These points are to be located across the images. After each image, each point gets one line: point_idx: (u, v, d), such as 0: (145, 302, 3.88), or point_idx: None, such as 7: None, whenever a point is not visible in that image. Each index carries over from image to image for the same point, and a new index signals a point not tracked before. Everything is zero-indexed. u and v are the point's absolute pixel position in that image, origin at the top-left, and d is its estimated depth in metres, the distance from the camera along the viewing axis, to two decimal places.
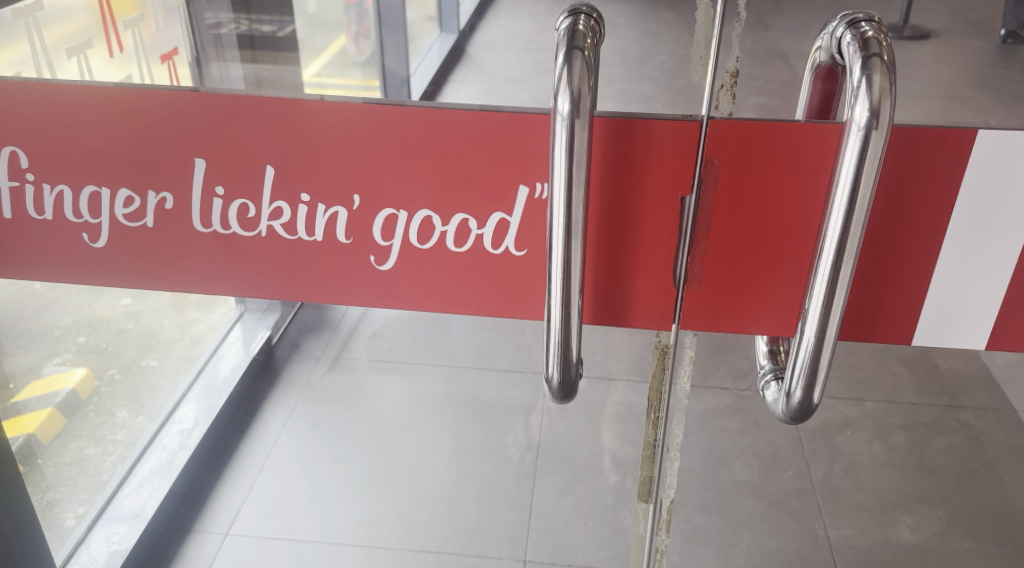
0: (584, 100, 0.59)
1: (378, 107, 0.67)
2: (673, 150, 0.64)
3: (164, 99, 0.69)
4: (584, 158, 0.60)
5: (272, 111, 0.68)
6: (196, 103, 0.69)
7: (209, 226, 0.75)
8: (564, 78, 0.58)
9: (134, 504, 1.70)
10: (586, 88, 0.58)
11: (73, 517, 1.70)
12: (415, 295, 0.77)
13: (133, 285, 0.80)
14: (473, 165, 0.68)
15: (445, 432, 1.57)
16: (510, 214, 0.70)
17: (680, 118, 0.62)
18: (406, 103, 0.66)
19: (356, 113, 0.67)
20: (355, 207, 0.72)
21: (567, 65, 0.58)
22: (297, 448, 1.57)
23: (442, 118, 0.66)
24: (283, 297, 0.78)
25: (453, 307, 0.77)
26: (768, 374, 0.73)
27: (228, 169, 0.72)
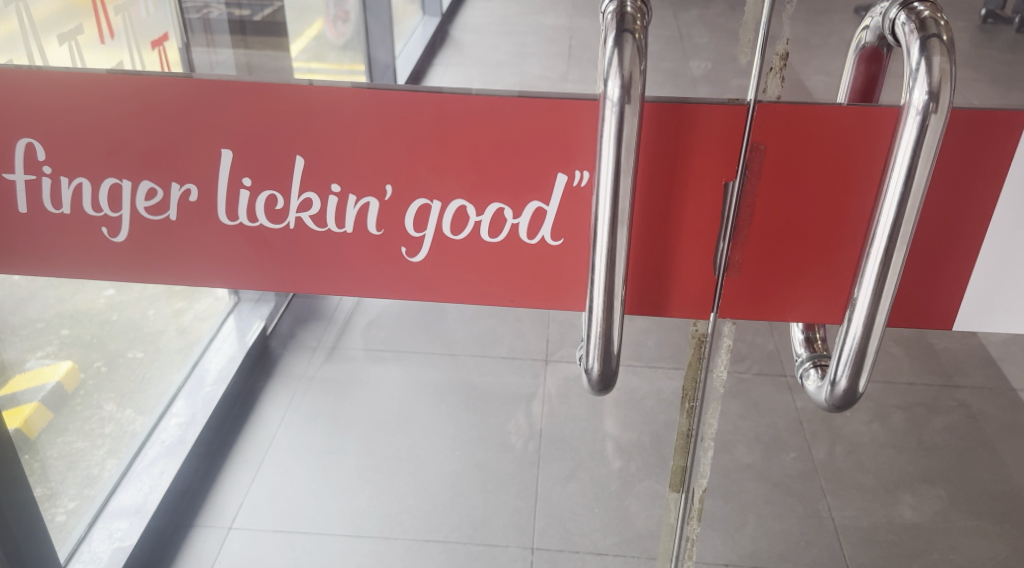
0: (635, 87, 0.57)
1: (415, 94, 0.65)
2: (717, 135, 0.63)
3: (191, 87, 0.66)
4: (632, 145, 0.59)
5: (302, 101, 0.66)
6: (219, 91, 0.66)
7: (235, 218, 0.73)
8: (615, 63, 0.57)
9: (147, 481, 1.68)
10: (637, 73, 0.57)
11: (65, 512, 1.66)
12: (448, 287, 0.75)
13: (156, 280, 0.77)
14: (511, 154, 0.67)
15: (445, 421, 1.62)
16: (547, 203, 0.69)
17: (725, 102, 0.62)
18: (443, 89, 0.64)
19: (389, 100, 0.65)
20: (387, 197, 0.70)
21: (618, 48, 0.57)
22: (290, 438, 1.58)
23: (481, 104, 0.65)
24: (313, 291, 0.77)
25: (487, 299, 0.75)
26: (806, 362, 0.73)
27: (256, 160, 0.69)
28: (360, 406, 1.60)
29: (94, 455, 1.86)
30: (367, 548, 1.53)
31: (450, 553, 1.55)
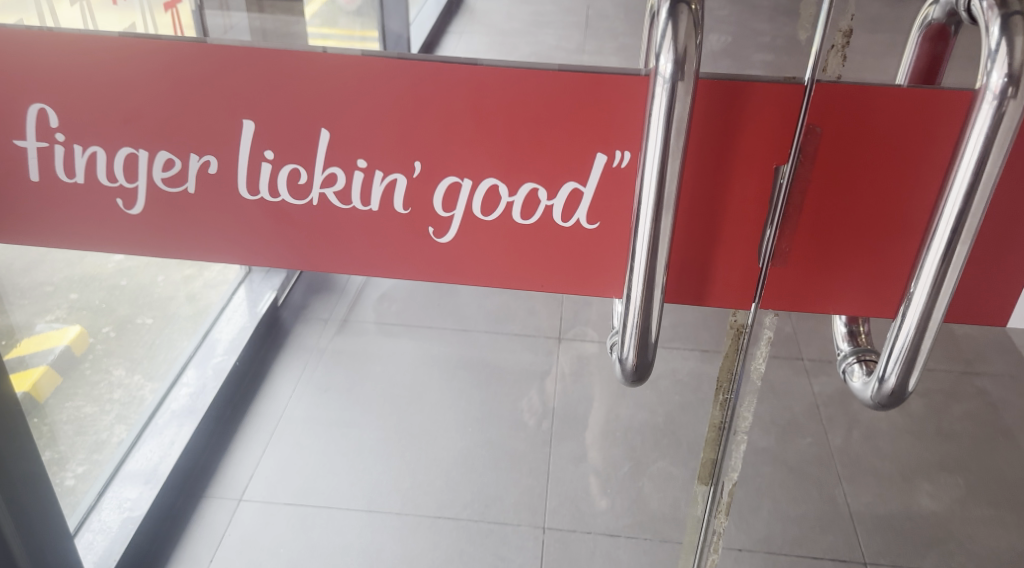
0: (692, 66, 0.54)
1: (452, 65, 0.61)
2: (772, 115, 0.60)
3: (214, 54, 0.63)
4: (684, 125, 0.56)
5: (332, 69, 0.62)
6: (241, 57, 0.62)
7: (256, 194, 0.69)
8: (669, 35, 0.54)
9: (158, 446, 1.63)
10: (692, 47, 0.54)
11: (74, 477, 1.55)
12: (475, 269, 0.72)
13: (175, 257, 0.74)
14: (549, 131, 0.63)
15: (458, 398, 1.77)
16: (584, 184, 0.65)
17: (780, 81, 0.58)
18: (479, 61, 0.61)
19: (421, 72, 0.61)
20: (415, 174, 0.67)
21: (673, 21, 0.54)
22: (306, 411, 1.76)
23: (519, 77, 0.61)
24: (335, 271, 0.73)
25: (516, 284, 0.72)
26: (850, 357, 0.70)
27: (280, 133, 0.66)
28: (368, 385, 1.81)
29: (104, 419, 1.69)
30: (383, 521, 1.54)
31: (460, 530, 1.52)
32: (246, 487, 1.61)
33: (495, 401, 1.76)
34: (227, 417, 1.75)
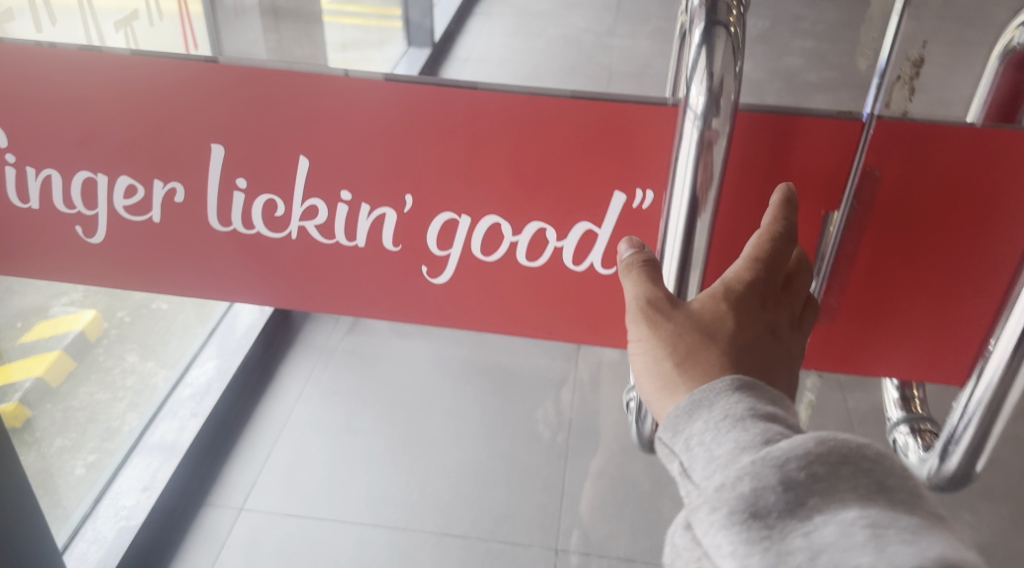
0: (730, 101, 0.47)
1: (446, 90, 0.53)
2: (824, 153, 0.51)
3: (175, 71, 0.55)
4: (717, 166, 0.49)
5: (309, 91, 0.54)
6: (206, 74, 0.55)
7: (228, 225, 0.61)
8: (702, 64, 0.46)
9: (158, 450, 1.56)
10: (729, 78, 0.46)
11: (84, 466, 1.54)
12: (476, 315, 0.64)
13: (150, 290, 0.67)
14: (561, 166, 0.55)
15: (472, 405, 1.69)
16: (600, 225, 0.57)
17: (834, 116, 0.50)
18: (478, 85, 0.52)
19: (412, 94, 0.53)
20: (406, 209, 0.59)
21: (708, 46, 0.46)
22: (315, 413, 1.69)
23: (526, 104, 0.52)
24: (319, 310, 0.66)
25: (521, 330, 0.64)
26: (899, 425, 0.62)
27: (255, 160, 0.58)
28: (375, 390, 1.74)
29: (116, 406, 1.65)
30: (383, 538, 1.46)
31: (469, 550, 1.43)
32: (246, 498, 1.53)
33: (509, 410, 1.68)
34: (232, 420, 1.67)
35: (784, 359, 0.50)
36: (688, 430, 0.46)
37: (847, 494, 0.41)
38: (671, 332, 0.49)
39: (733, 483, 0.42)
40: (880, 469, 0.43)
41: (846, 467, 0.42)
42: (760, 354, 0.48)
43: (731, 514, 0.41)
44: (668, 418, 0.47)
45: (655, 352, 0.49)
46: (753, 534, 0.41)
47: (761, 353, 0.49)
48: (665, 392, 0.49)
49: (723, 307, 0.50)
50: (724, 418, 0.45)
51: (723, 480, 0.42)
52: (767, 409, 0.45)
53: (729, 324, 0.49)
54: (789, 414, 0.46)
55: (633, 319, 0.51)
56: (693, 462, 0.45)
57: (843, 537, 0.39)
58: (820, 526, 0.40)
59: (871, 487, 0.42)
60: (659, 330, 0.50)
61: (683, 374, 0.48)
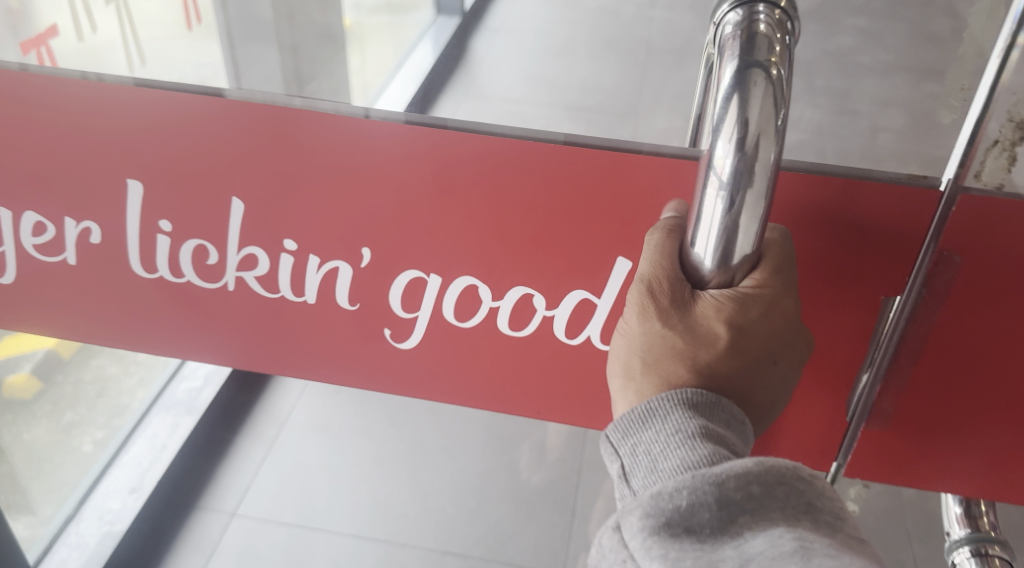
0: (768, 172, 0.42)
1: (419, 130, 0.52)
2: (882, 220, 0.49)
3: (92, 113, 0.58)
4: (752, 227, 0.44)
5: (269, 127, 0.54)
6: (154, 111, 0.56)
7: (152, 272, 0.64)
8: (733, 118, 0.40)
9: (148, 448, 1.43)
10: (767, 133, 0.41)
11: (92, 442, 1.47)
12: (442, 377, 0.64)
13: (104, 344, 0.71)
14: (516, 226, 0.54)
15: (480, 411, 1.52)
16: (598, 296, 0.56)
17: (904, 180, 0.48)
18: (448, 123, 0.52)
19: (389, 135, 0.53)
20: (364, 264, 0.59)
21: (741, 98, 0.40)
22: (317, 411, 1.53)
23: (485, 156, 0.52)
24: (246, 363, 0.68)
25: (484, 401, 0.65)
26: (965, 546, 0.61)
27: (176, 204, 0.60)
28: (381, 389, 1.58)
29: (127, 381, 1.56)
30: (370, 551, 1.30)
31: None
32: (240, 502, 1.37)
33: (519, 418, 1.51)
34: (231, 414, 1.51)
35: (767, 391, 0.48)
36: (636, 436, 0.44)
37: (780, 515, 0.40)
38: (659, 329, 0.47)
39: (670, 496, 0.40)
40: (814, 490, 0.42)
41: (783, 488, 0.41)
42: (742, 381, 0.47)
43: (661, 527, 0.40)
44: (620, 420, 0.45)
45: (634, 342, 0.48)
46: (681, 549, 0.39)
47: (740, 381, 0.47)
48: (626, 381, 0.48)
49: (724, 323, 0.47)
50: (675, 430, 0.43)
51: (660, 491, 0.41)
52: (717, 428, 0.44)
53: (723, 345, 0.47)
54: (743, 439, 0.46)
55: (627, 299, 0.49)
56: (633, 469, 0.43)
57: (772, 552, 0.38)
58: (751, 543, 0.39)
59: (800, 507, 0.41)
60: (646, 320, 0.48)
61: (646, 373, 0.47)
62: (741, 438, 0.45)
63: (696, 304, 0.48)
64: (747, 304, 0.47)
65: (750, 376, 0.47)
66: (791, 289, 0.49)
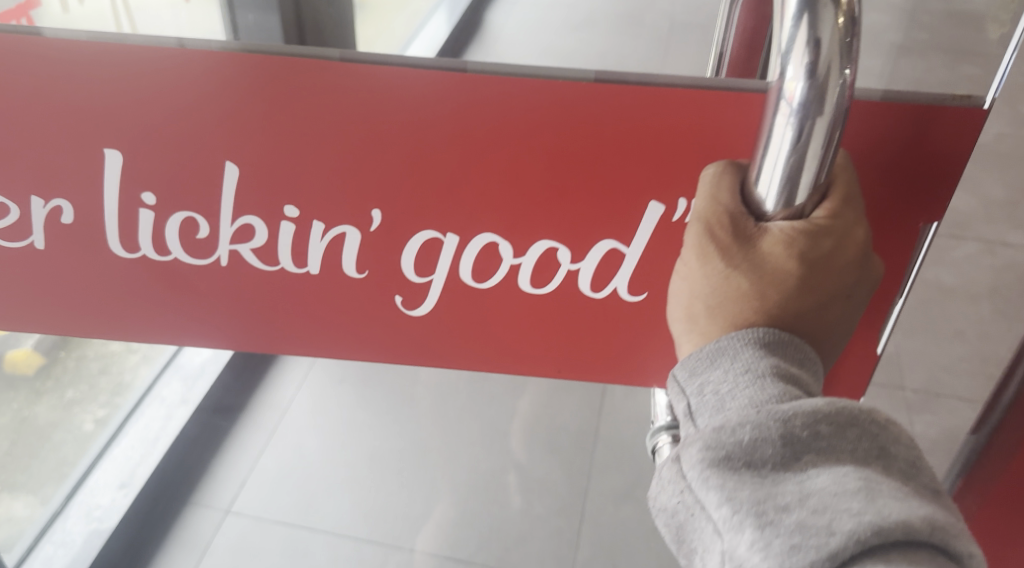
0: (838, 96, 0.45)
1: (441, 77, 0.51)
2: (924, 147, 0.52)
3: (77, 85, 0.54)
4: (816, 159, 0.48)
5: (278, 74, 0.52)
6: (130, 71, 0.53)
7: (134, 251, 0.62)
8: (804, 48, 0.44)
9: (140, 442, 1.36)
10: (835, 64, 0.44)
11: (93, 422, 1.43)
12: (454, 341, 0.66)
13: (79, 335, 0.68)
14: (539, 176, 0.55)
15: (485, 406, 1.44)
16: (627, 245, 0.58)
17: (952, 100, 0.50)
18: (466, 67, 0.50)
19: (403, 83, 0.51)
20: (374, 226, 0.59)
21: (813, 28, 0.43)
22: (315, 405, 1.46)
23: (506, 103, 0.51)
24: (241, 345, 0.68)
25: (494, 366, 0.67)
26: None
27: (165, 177, 0.57)
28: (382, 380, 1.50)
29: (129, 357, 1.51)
30: (366, 556, 1.24)
31: None
32: (235, 497, 1.32)
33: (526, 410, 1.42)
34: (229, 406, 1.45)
35: (835, 323, 0.53)
36: (705, 376, 0.50)
37: (845, 456, 0.45)
38: (722, 271, 0.51)
39: (733, 429, 0.45)
40: (884, 438, 0.46)
41: (850, 432, 0.45)
42: (807, 314, 0.51)
43: (722, 457, 0.45)
44: (692, 359, 0.51)
45: (697, 286, 0.52)
46: (740, 478, 0.44)
47: (810, 316, 0.51)
48: (690, 324, 0.53)
49: (788, 258, 0.50)
50: (744, 371, 0.48)
51: (723, 425, 0.46)
52: (790, 369, 0.49)
53: (791, 279, 0.50)
54: (815, 376, 0.51)
55: (689, 239, 0.52)
56: (701, 407, 0.49)
57: (835, 487, 0.43)
58: (814, 478, 0.43)
59: (873, 451, 0.45)
60: (706, 263, 0.51)
61: (711, 315, 0.52)
62: (814, 375, 0.51)
63: (758, 242, 0.51)
64: (819, 237, 0.50)
65: (815, 303, 0.51)
66: (859, 214, 0.51)
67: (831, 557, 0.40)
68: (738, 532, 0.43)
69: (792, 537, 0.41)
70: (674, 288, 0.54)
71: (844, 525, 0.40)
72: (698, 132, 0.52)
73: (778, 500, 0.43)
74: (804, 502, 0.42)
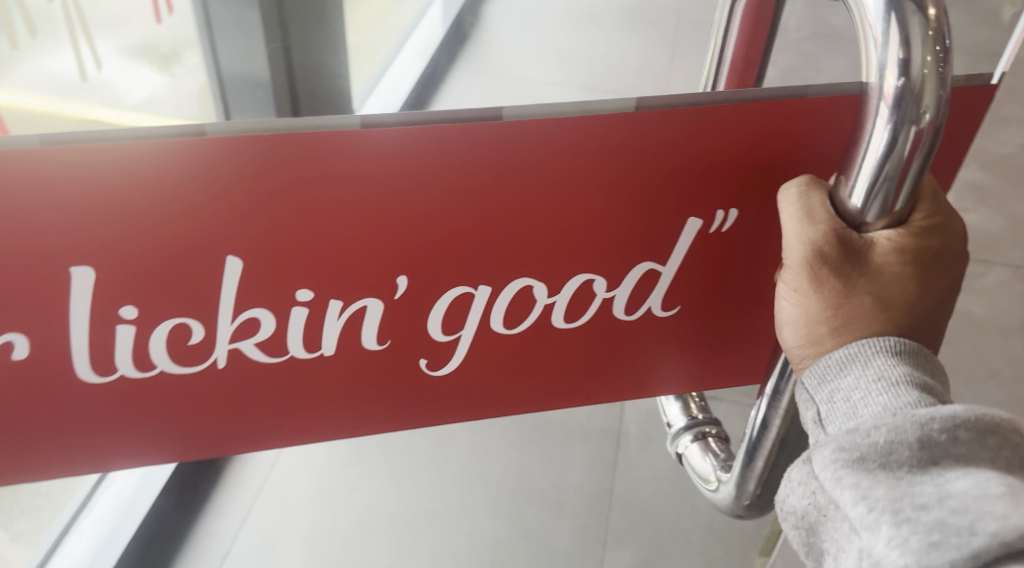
0: (937, 96, 0.41)
1: (471, 128, 0.43)
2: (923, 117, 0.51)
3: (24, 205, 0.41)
4: (907, 176, 0.43)
5: (279, 155, 0.41)
6: (94, 174, 0.41)
7: (109, 374, 0.49)
8: (897, 57, 0.40)
9: (111, 511, 1.12)
10: (931, 73, 0.40)
11: None
12: (484, 394, 0.57)
13: (43, 478, 0.54)
14: (582, 213, 0.48)
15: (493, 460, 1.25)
16: (663, 264, 0.52)
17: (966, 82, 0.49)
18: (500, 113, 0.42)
19: (430, 142, 0.42)
20: (398, 294, 0.49)
21: (905, 36, 0.40)
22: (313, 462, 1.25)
23: (545, 141, 0.44)
24: (235, 446, 0.56)
25: (520, 408, 0.59)
26: None
27: (150, 286, 0.46)
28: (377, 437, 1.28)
29: None
30: None
31: None
32: None
33: (537, 471, 1.23)
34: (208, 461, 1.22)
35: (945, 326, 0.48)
36: (834, 383, 0.44)
37: (988, 463, 0.38)
38: (839, 291, 0.45)
39: (866, 430, 0.40)
40: None
41: (994, 440, 0.39)
42: (925, 329, 0.46)
43: (854, 458, 0.40)
44: (815, 368, 0.45)
45: (809, 310, 0.45)
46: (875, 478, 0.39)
47: (927, 323, 0.46)
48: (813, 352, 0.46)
49: (900, 265, 0.45)
50: (876, 377, 0.42)
51: (857, 426, 0.40)
52: (925, 379, 0.43)
53: (908, 287, 0.45)
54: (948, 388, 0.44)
55: (795, 266, 0.46)
56: (832, 415, 0.43)
57: (977, 491, 0.36)
58: (955, 481, 0.37)
59: (1013, 460, 0.39)
60: (818, 285, 0.45)
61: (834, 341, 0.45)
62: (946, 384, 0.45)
63: (869, 253, 0.45)
64: (924, 236, 0.46)
65: (932, 303, 0.46)
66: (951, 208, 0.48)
67: (973, 558, 0.34)
68: (874, 532, 0.38)
69: (930, 534, 0.36)
70: (779, 311, 0.48)
71: (988, 526, 0.35)
72: (736, 143, 0.47)
73: (916, 498, 0.37)
74: (943, 502, 0.37)
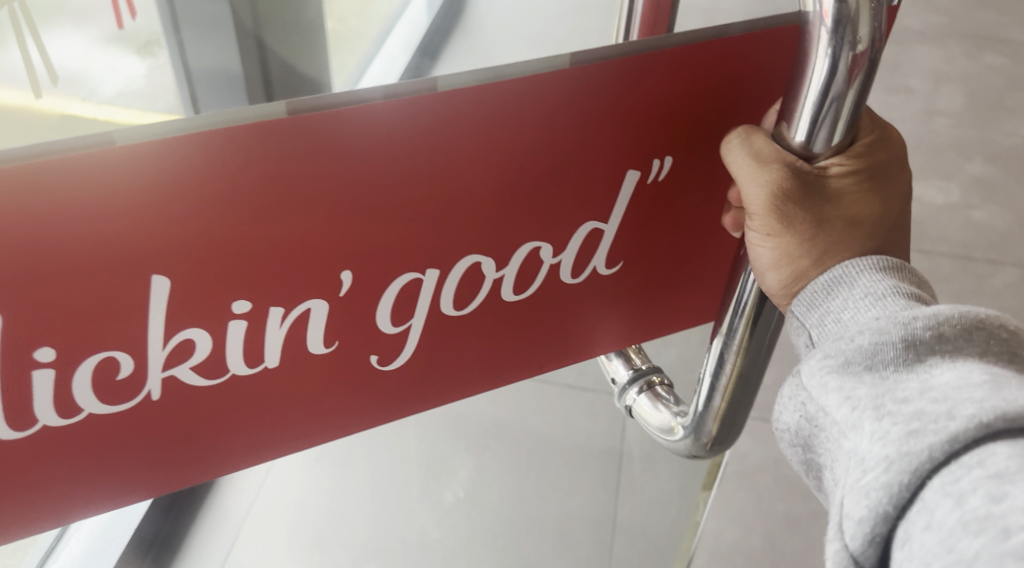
0: (874, 26, 0.39)
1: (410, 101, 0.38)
2: None
3: None
4: (843, 108, 0.42)
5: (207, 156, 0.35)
6: None
7: (28, 428, 0.41)
8: None
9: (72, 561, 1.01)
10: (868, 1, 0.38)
11: None
12: (438, 382, 0.53)
13: None
14: (527, 179, 0.44)
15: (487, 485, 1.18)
16: (606, 221, 0.49)
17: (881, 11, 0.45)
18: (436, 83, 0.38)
19: (362, 123, 0.38)
20: (343, 291, 0.44)
21: None
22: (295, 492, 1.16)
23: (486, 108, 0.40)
24: (177, 476, 0.50)
25: (475, 388, 0.56)
26: None
27: (68, 325, 0.39)
28: (364, 460, 1.19)
29: None
30: None
31: None
32: None
33: (534, 496, 1.17)
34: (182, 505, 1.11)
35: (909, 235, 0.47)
36: (824, 306, 0.42)
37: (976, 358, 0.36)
38: (809, 221, 0.43)
39: (851, 336, 0.38)
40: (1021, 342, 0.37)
41: (981, 334, 0.36)
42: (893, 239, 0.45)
43: (840, 363, 0.38)
44: (804, 298, 0.43)
45: (785, 247, 0.44)
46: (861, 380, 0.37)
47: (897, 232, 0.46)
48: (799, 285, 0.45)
49: (861, 183, 0.45)
50: (864, 294, 0.41)
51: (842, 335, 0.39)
52: (910, 288, 0.41)
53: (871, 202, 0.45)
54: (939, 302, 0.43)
55: (755, 206, 0.44)
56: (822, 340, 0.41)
57: (959, 380, 0.33)
58: (938, 375, 0.34)
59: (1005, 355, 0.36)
60: (788, 220, 0.44)
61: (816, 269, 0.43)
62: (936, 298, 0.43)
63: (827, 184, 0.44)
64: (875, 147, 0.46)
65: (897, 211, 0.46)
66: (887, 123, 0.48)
67: (950, 441, 0.31)
68: (857, 431, 0.35)
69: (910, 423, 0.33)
70: (758, 258, 0.46)
71: (966, 409, 0.32)
72: (667, 89, 0.44)
73: (897, 393, 0.35)
74: (925, 394, 0.34)
